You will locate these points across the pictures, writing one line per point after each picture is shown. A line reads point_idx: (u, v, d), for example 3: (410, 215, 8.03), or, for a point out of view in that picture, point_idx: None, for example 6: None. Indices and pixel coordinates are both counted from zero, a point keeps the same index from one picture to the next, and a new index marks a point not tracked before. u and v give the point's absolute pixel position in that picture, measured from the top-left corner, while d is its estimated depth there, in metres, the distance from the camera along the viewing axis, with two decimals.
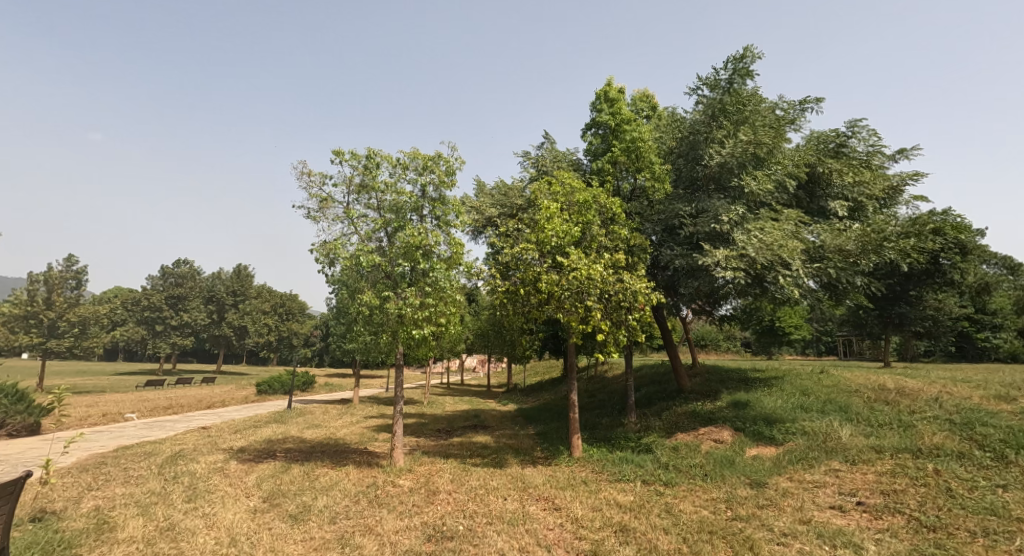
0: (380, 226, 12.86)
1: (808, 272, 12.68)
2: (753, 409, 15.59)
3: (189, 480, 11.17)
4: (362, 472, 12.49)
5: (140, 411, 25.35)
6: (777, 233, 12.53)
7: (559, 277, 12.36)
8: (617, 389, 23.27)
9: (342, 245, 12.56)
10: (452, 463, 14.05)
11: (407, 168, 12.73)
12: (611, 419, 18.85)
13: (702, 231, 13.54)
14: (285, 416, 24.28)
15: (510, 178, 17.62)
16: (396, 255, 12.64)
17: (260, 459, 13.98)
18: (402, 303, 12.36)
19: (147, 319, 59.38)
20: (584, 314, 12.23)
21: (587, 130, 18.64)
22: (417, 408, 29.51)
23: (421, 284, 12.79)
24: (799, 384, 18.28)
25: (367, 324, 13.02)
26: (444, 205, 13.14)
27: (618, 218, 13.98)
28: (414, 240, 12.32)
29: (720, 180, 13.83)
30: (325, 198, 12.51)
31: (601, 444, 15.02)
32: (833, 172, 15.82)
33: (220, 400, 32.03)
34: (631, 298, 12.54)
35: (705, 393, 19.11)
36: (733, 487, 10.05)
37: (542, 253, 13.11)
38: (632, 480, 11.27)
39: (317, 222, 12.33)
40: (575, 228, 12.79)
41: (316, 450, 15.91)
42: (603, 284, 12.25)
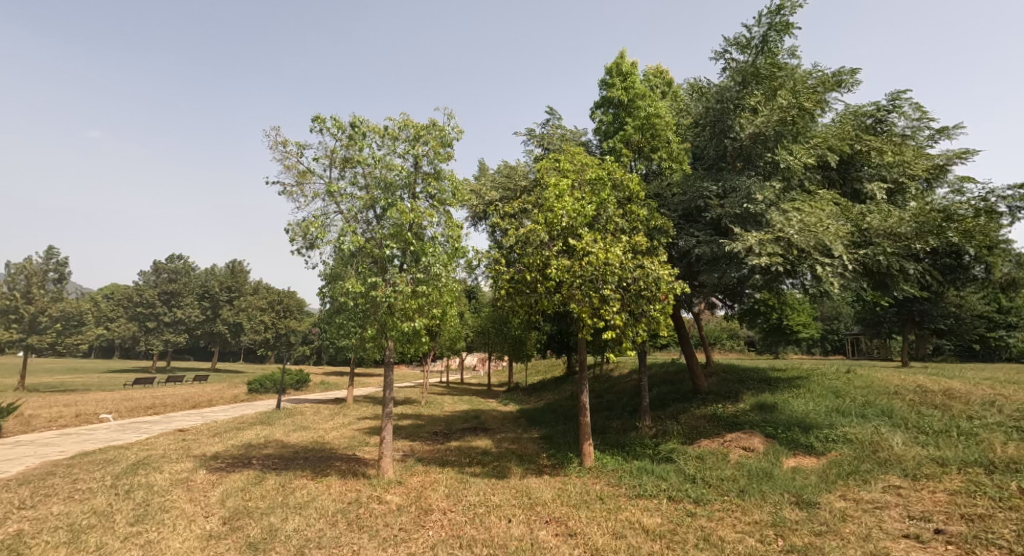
0: (367, 204, 11.34)
1: (855, 259, 11.17)
2: (783, 413, 14.06)
3: (142, 495, 9.68)
4: (345, 484, 10.98)
5: (120, 411, 23.91)
6: (821, 214, 10.96)
7: (571, 263, 10.88)
8: (627, 390, 21.78)
9: (324, 226, 11.05)
10: (449, 473, 12.53)
11: (397, 138, 11.22)
12: (623, 422, 17.34)
13: (730, 213, 11.96)
14: (272, 417, 22.80)
15: (513, 161, 16.10)
16: (384, 237, 11.14)
17: (233, 468, 12.47)
18: (392, 291, 10.85)
19: (141, 315, 58.39)
20: (601, 304, 10.68)
21: (596, 109, 17.09)
22: (413, 409, 28.07)
23: (414, 271, 11.28)
24: (828, 385, 16.73)
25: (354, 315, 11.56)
26: (439, 182, 11.62)
27: (637, 196, 12.48)
28: (405, 218, 10.80)
29: (750, 155, 12.24)
30: (303, 171, 11.00)
31: (614, 451, 13.50)
32: (871, 152, 14.19)
33: (207, 399, 30.59)
34: (653, 287, 11.01)
35: (725, 394, 17.56)
36: (778, 508, 8.52)
37: (552, 236, 11.61)
38: (655, 497, 9.75)
39: (293, 199, 10.82)
40: (588, 208, 11.30)
41: (298, 456, 14.39)
42: (621, 270, 10.76)
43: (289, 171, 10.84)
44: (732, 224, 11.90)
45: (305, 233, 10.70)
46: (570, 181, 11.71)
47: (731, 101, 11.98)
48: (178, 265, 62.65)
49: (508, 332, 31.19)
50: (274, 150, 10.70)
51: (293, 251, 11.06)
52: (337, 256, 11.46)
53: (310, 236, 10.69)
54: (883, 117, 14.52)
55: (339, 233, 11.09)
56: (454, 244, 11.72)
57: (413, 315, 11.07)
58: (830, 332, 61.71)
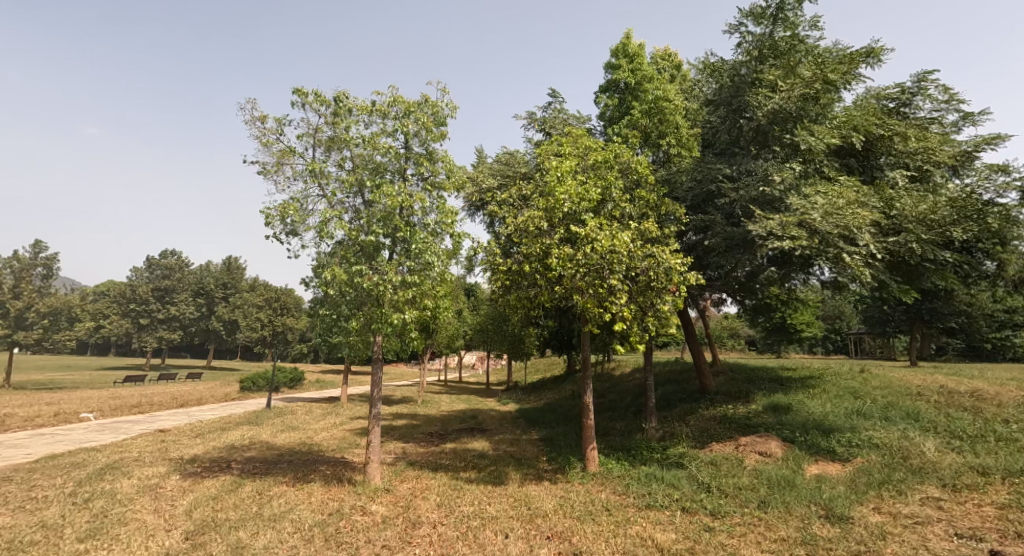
0: (352, 187, 10.42)
1: (881, 247, 10.41)
2: (800, 415, 13.20)
3: (102, 505, 8.78)
4: (329, 492, 10.10)
5: (103, 410, 22.99)
6: (846, 198, 10.18)
7: (575, 250, 10.02)
8: (630, 389, 20.95)
9: (304, 209, 10.14)
10: (442, 478, 11.65)
11: (386, 115, 10.29)
12: (627, 424, 16.46)
13: (746, 198, 11.10)
14: (260, 417, 21.95)
15: (512, 148, 15.19)
16: (370, 222, 10.23)
17: (209, 473, 11.55)
18: (379, 281, 9.95)
19: (132, 312, 57.38)
20: (607, 295, 9.80)
21: (601, 92, 16.16)
22: (409, 408, 27.23)
23: (404, 259, 10.42)
24: (844, 385, 15.88)
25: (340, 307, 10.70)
26: (432, 163, 10.70)
27: (647, 179, 11.55)
28: (393, 201, 9.90)
29: (767, 136, 11.39)
30: (283, 149, 10.10)
31: (619, 455, 12.61)
32: (894, 137, 13.19)
33: (196, 397, 29.70)
34: (664, 277, 10.11)
35: (735, 395, 16.67)
36: (806, 523, 7.65)
37: (554, 222, 10.72)
38: (667, 508, 8.86)
39: (271, 180, 9.91)
40: (594, 192, 10.40)
41: (282, 459, 13.52)
42: (629, 258, 9.87)
43: (268, 149, 9.94)
44: (749, 210, 11.03)
45: (283, 216, 9.78)
46: (574, 164, 10.84)
47: (747, 79, 11.12)
48: (173, 261, 61.61)
49: (508, 330, 30.41)
50: (250, 125, 9.79)
51: (269, 237, 10.15)
52: (319, 242, 10.56)
53: (289, 219, 9.77)
54: (906, 101, 13.51)
55: (321, 218, 10.20)
56: (447, 232, 10.84)
57: (401, 308, 10.20)
58: (832, 331, 61.17)
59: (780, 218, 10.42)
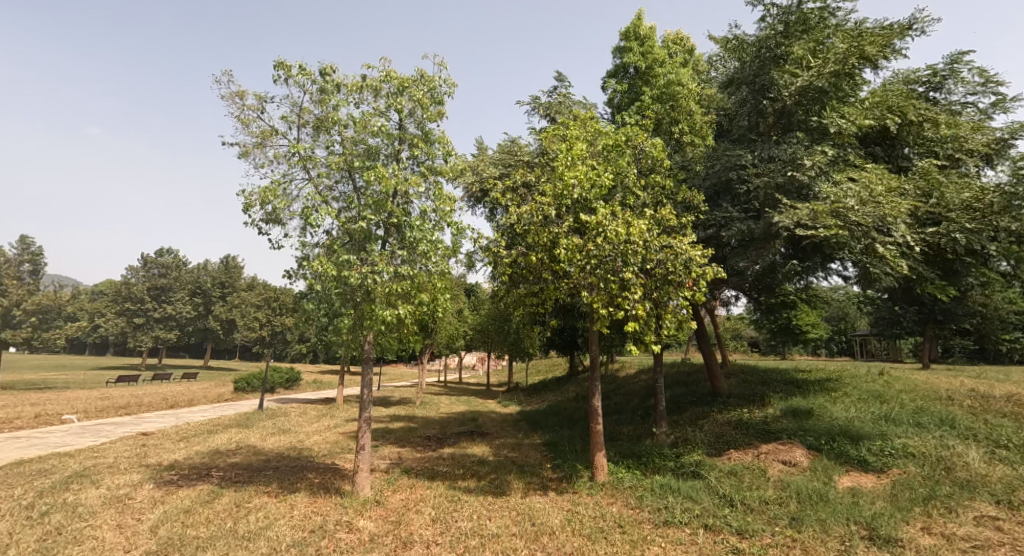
0: (341, 171, 9.51)
1: (920, 238, 9.57)
2: (823, 420, 12.31)
3: (59, 519, 7.91)
4: (314, 504, 9.23)
5: (87, 411, 22.13)
6: (881, 186, 9.35)
7: (584, 241, 9.17)
8: (636, 391, 20.10)
9: (286, 194, 9.24)
10: (439, 488, 10.78)
11: (377, 92, 9.37)
12: (636, 428, 15.57)
13: (771, 185, 10.21)
14: (251, 419, 21.10)
15: (514, 135, 14.35)
16: (360, 208, 9.31)
17: (186, 481, 10.68)
18: (368, 273, 9.05)
19: (127, 310, 56.32)
20: (619, 289, 8.91)
21: (609, 77, 15.31)
22: (406, 410, 26.38)
23: (396, 250, 9.54)
24: (866, 388, 14.98)
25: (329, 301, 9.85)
26: (428, 145, 9.80)
27: (663, 162, 10.63)
28: (384, 185, 8.98)
29: (792, 118, 10.56)
30: (265, 128, 9.22)
31: (629, 463, 11.72)
32: (923, 124, 12.31)
33: (188, 398, 28.84)
34: (682, 270, 9.13)
35: (749, 398, 15.80)
36: (847, 546, 6.76)
37: (561, 210, 9.84)
38: (687, 526, 7.95)
39: (251, 162, 9.03)
40: (605, 176, 9.53)
41: (268, 466, 12.66)
42: (645, 249, 8.95)
43: (247, 128, 9.04)
44: (774, 197, 10.14)
45: (262, 201, 8.88)
46: (583, 147, 9.97)
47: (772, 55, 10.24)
48: (169, 259, 60.86)
49: (509, 330, 29.58)
50: (228, 101, 8.89)
51: (247, 224, 9.27)
52: (305, 231, 9.67)
53: (269, 205, 8.87)
54: (938, 85, 12.55)
55: (305, 204, 9.32)
56: (445, 220, 9.96)
57: (393, 303, 9.33)
58: (837, 332, 60.37)
59: (809, 207, 9.61)
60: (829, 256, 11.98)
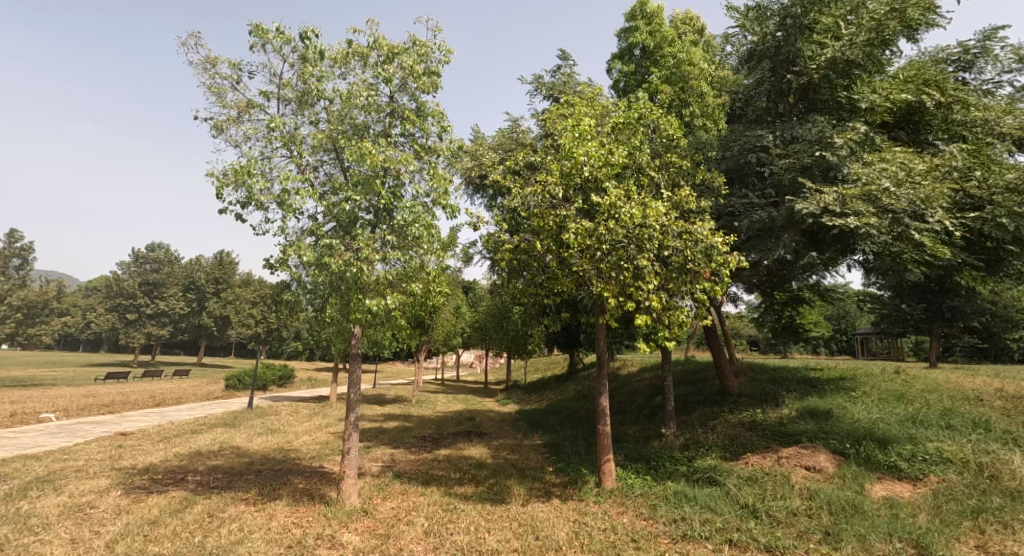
0: (325, 147, 8.65)
1: (959, 225, 8.79)
2: (846, 422, 11.53)
3: (6, 534, 7.06)
4: (295, 515, 8.41)
5: (69, 409, 21.22)
6: (919, 165, 8.54)
7: (594, 225, 8.40)
8: (641, 390, 19.33)
9: (263, 173, 8.31)
10: (434, 495, 9.96)
11: (366, 60, 8.53)
12: (642, 429, 14.78)
13: (796, 167, 9.37)
14: (240, 418, 20.25)
15: (515, 119, 13.54)
16: (345, 189, 8.44)
17: (158, 487, 9.83)
18: (353, 260, 8.17)
19: (119, 306, 55.27)
20: (633, 278, 8.11)
21: (615, 58, 14.46)
22: (402, 408, 25.57)
23: (387, 235, 8.68)
24: (886, 387, 14.20)
25: (313, 289, 9.00)
26: (422, 120, 8.95)
27: (679, 142, 9.85)
28: (372, 161, 8.13)
29: (817, 93, 9.77)
30: (240, 100, 8.30)
31: (638, 468, 10.93)
32: (952, 105, 11.27)
33: (176, 396, 27.92)
34: (702, 258, 8.29)
35: (761, 397, 15.02)
36: None
37: (569, 192, 9.01)
38: (709, 541, 7.15)
39: (225, 137, 8.09)
40: (617, 154, 8.75)
41: (252, 469, 11.82)
42: (662, 234, 8.14)
43: (220, 98, 8.09)
44: (801, 180, 9.30)
45: (236, 180, 7.94)
46: (592, 124, 9.16)
47: (799, 24, 9.42)
48: (161, 254, 59.91)
49: (508, 327, 28.82)
50: (198, 69, 7.96)
51: (220, 207, 8.32)
52: (285, 215, 8.78)
53: (244, 184, 7.93)
54: (968, 64, 11.70)
55: (285, 185, 8.41)
56: (440, 203, 9.16)
57: (382, 292, 8.49)
58: (838, 331, 59.81)
59: (838, 190, 8.81)
60: (849, 247, 11.18)
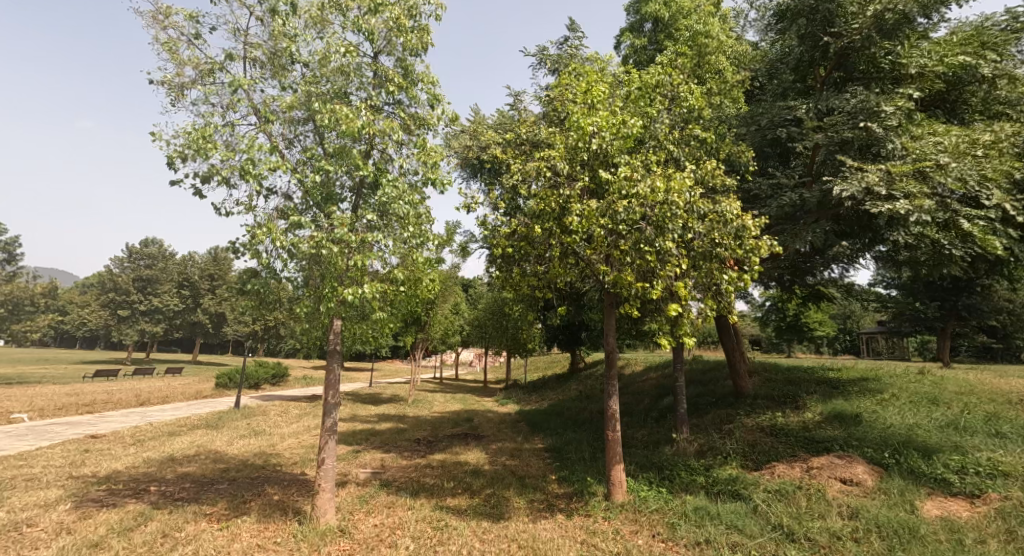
0: (299, 113, 7.55)
1: (1020, 207, 7.74)
2: (878, 427, 10.50)
3: None
4: (262, 535, 7.37)
5: (44, 408, 20.14)
6: (979, 138, 7.48)
7: (606, 203, 7.33)
8: (647, 391, 18.31)
9: (226, 142, 7.21)
10: (424, 508, 8.91)
11: (346, 14, 7.48)
12: (651, 433, 13.74)
13: (836, 140, 8.27)
14: (225, 418, 19.20)
15: (515, 97, 12.56)
16: (320, 160, 7.34)
17: (114, 499, 8.77)
18: (329, 241, 7.09)
19: (112, 302, 54.19)
20: (652, 265, 7.07)
21: (624, 32, 13.46)
22: (397, 408, 24.54)
23: (368, 215, 7.60)
24: (915, 389, 13.14)
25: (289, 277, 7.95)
26: (409, 84, 7.84)
27: (700, 114, 8.79)
28: (349, 127, 7.04)
29: (855, 59, 8.76)
30: (198, 58, 7.21)
31: (650, 478, 9.89)
32: (997, 80, 9.57)
33: (163, 394, 26.87)
34: (730, 242, 7.24)
35: (779, 399, 13.99)
36: None
37: (576, 167, 7.95)
38: None
39: (178, 100, 6.98)
40: (631, 123, 7.71)
41: (225, 478, 10.77)
42: (685, 213, 7.10)
43: (173, 55, 6.98)
44: (841, 155, 8.23)
45: (190, 148, 6.82)
46: (603, 90, 8.10)
47: None
48: (155, 249, 58.61)
49: (508, 324, 27.85)
50: (147, 19, 6.85)
51: (171, 183, 7.21)
52: (251, 192, 7.70)
53: (199, 153, 6.82)
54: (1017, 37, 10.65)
55: (250, 157, 7.30)
56: (429, 180, 8.12)
57: (362, 281, 7.43)
58: (843, 331, 58.78)
59: (883, 166, 7.63)
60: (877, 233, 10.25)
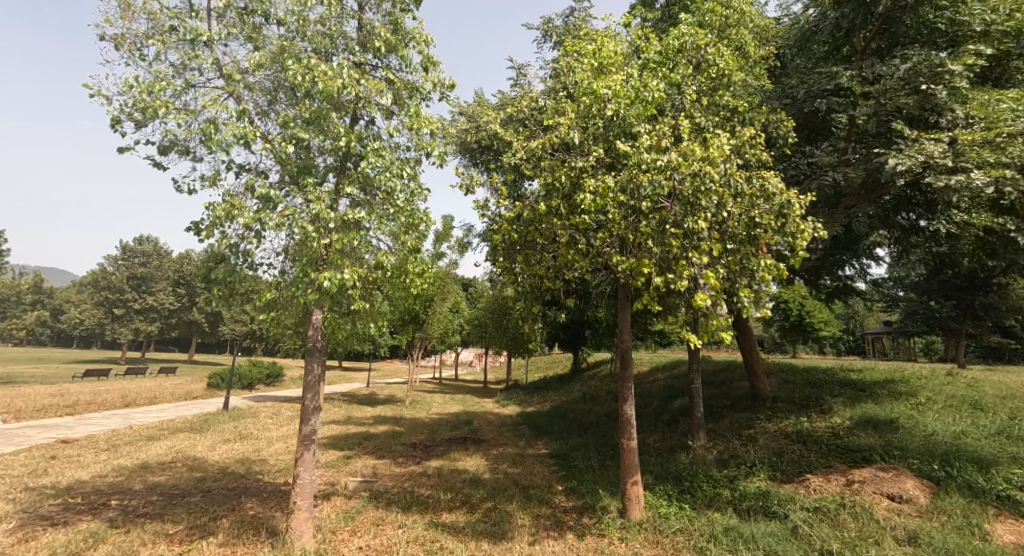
0: (270, 72, 6.53)
1: None
2: (921, 434, 9.50)
3: None
4: None
5: (22, 410, 19.14)
6: None
7: (625, 175, 6.36)
8: (657, 393, 17.33)
9: (184, 104, 6.24)
10: (416, 526, 7.91)
11: None
12: (663, 439, 12.76)
13: (891, 109, 7.37)
14: (211, 421, 18.22)
15: (519, 75, 11.61)
16: (292, 125, 6.32)
17: (67, 516, 7.77)
18: (307, 220, 6.19)
19: (106, 301, 53.23)
20: (678, 248, 6.10)
21: (636, 6, 12.51)
22: (394, 410, 23.55)
23: (351, 190, 6.62)
24: (951, 392, 12.15)
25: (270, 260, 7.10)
26: (399, 42, 6.86)
27: (729, 80, 7.81)
28: (325, 85, 5.98)
29: (903, 22, 8.00)
30: (153, 6, 6.25)
31: (669, 490, 8.90)
32: None
33: (151, 395, 25.92)
34: (769, 222, 6.25)
35: (801, 402, 13.00)
36: None
37: (590, 137, 7.02)
38: None
39: (128, 52, 5.99)
40: (654, 86, 6.75)
41: (199, 489, 9.77)
42: (719, 186, 6.08)
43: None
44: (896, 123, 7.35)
45: (137, 107, 5.79)
46: (620, 50, 7.15)
47: None
48: (149, 245, 57.42)
49: (508, 323, 26.92)
50: None
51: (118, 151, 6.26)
52: (218, 164, 6.75)
53: (148, 114, 5.80)
54: None
55: (212, 122, 6.31)
56: (424, 151, 7.18)
57: (344, 267, 6.44)
58: (847, 331, 57.89)
59: (947, 136, 6.80)
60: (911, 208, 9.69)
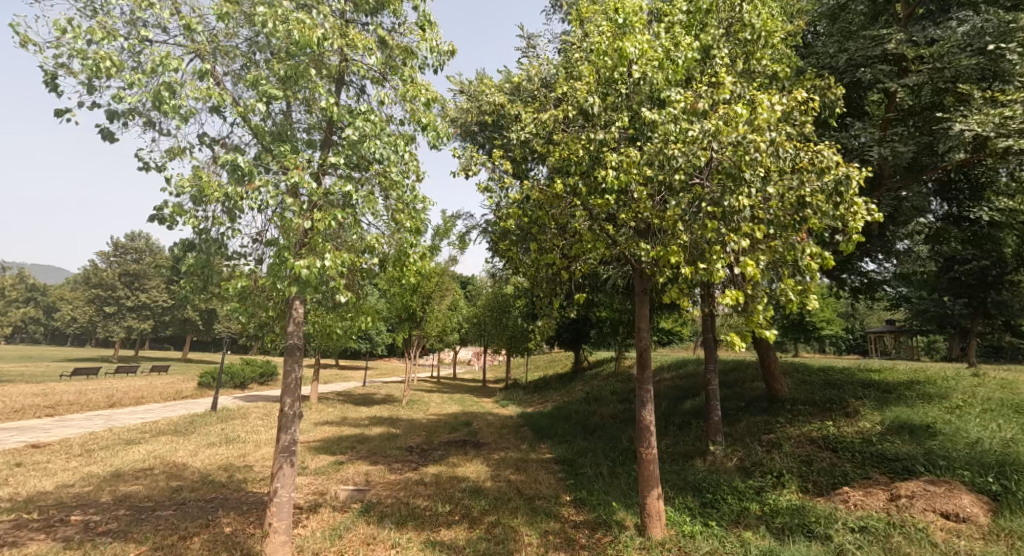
0: (243, 26, 5.66)
1: None
2: (965, 441, 8.68)
3: None
4: None
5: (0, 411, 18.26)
6: None
7: (654, 147, 5.48)
8: (665, 393, 16.51)
9: (138, 64, 5.37)
10: (411, 546, 7.06)
11: None
12: (676, 444, 11.94)
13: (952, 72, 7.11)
14: (197, 422, 17.34)
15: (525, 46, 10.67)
16: (266, 87, 5.44)
17: (19, 534, 6.92)
18: (282, 197, 5.31)
19: (97, 298, 52.13)
20: (714, 231, 5.22)
21: None
22: (390, 410, 22.71)
23: (338, 164, 5.76)
24: (984, 394, 11.37)
25: (247, 246, 6.26)
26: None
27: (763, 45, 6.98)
28: (299, 36, 5.10)
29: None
30: None
31: (690, 504, 8.08)
32: None
33: (140, 394, 25.06)
34: (819, 201, 5.40)
35: (823, 404, 12.20)
36: None
37: (609, 106, 6.16)
38: None
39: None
40: (684, 46, 5.90)
41: (174, 500, 8.93)
42: (764, 157, 5.21)
43: None
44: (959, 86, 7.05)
45: (83, 63, 4.92)
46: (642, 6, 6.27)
47: None
48: (140, 241, 56.20)
49: (509, 321, 26.08)
50: None
51: (61, 117, 5.36)
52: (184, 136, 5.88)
53: (95, 71, 4.92)
54: None
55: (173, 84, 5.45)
56: (419, 124, 6.33)
57: (324, 254, 5.52)
58: (851, 329, 57.19)
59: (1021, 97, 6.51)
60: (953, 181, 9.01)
